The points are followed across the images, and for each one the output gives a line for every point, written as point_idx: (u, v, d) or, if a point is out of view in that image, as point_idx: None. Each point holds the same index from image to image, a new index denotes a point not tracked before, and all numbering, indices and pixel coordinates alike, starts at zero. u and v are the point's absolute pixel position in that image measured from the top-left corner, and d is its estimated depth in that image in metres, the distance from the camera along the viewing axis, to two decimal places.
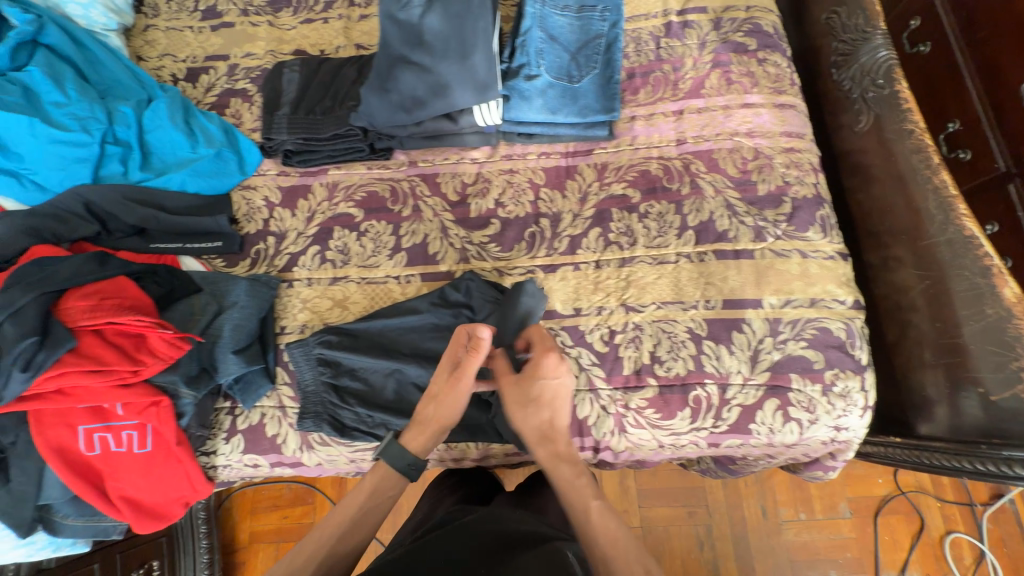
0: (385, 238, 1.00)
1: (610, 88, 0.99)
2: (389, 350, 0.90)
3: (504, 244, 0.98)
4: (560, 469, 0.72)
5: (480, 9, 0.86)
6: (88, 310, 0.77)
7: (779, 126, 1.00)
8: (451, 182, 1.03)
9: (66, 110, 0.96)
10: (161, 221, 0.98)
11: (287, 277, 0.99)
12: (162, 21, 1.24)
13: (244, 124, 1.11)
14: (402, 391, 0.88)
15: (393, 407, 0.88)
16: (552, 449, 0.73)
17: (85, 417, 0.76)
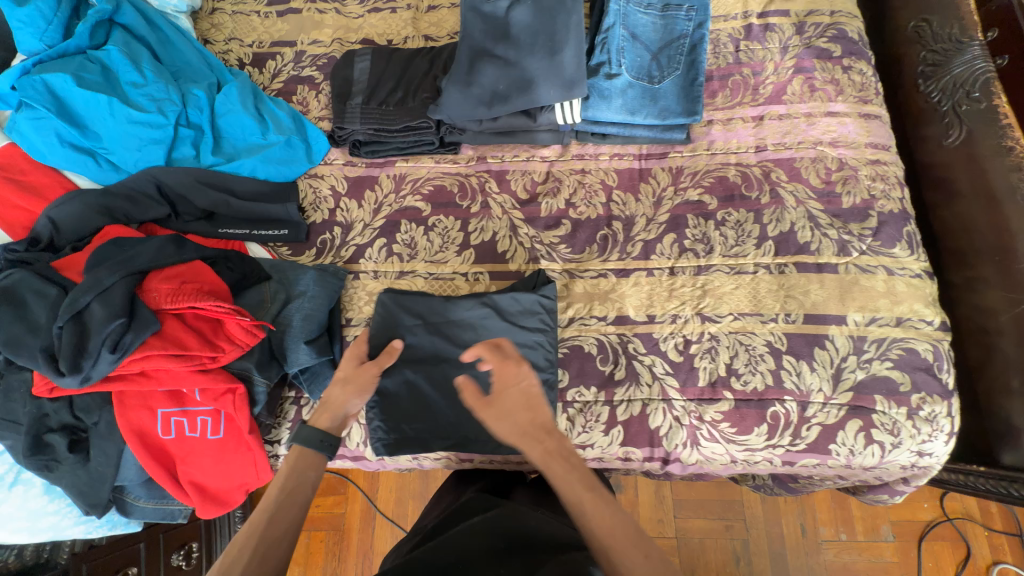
0: (453, 233, 0.98)
1: (693, 91, 0.95)
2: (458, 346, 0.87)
3: (575, 246, 0.96)
4: (554, 465, 0.66)
5: (571, 4, 0.84)
6: (170, 293, 0.77)
7: (865, 137, 0.97)
8: (521, 180, 1.01)
9: (143, 90, 0.96)
10: (232, 206, 0.98)
11: (353, 269, 0.98)
12: (228, 5, 1.23)
13: (311, 112, 1.10)
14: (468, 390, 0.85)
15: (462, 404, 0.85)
16: (541, 447, 0.68)
17: (164, 401, 0.75)
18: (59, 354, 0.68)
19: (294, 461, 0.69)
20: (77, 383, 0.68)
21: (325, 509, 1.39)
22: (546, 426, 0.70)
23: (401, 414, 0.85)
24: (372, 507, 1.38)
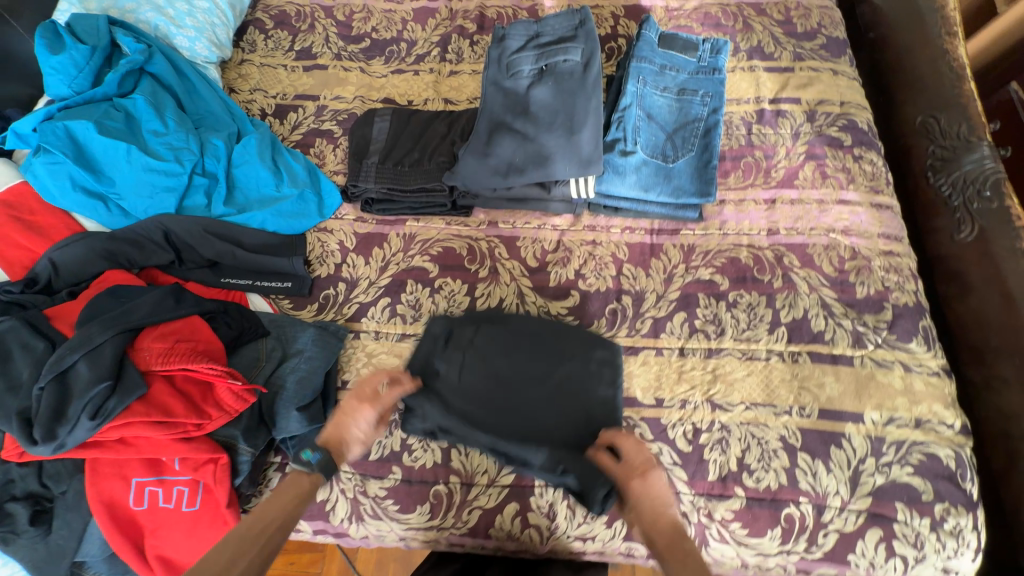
0: (459, 297, 0.97)
1: (707, 173, 0.96)
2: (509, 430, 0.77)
3: (583, 318, 0.94)
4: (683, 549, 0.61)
5: (592, 89, 0.86)
6: (162, 353, 0.73)
7: (877, 226, 0.97)
8: (531, 247, 1.00)
9: (163, 139, 0.97)
10: (237, 257, 0.97)
11: (354, 328, 0.95)
12: (257, 57, 1.28)
13: (327, 165, 1.11)
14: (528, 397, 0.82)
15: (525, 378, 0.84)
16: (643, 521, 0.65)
17: (141, 469, 0.71)
18: (36, 418, 0.64)
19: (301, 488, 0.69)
20: (50, 450, 0.64)
21: (301, 568, 1.28)
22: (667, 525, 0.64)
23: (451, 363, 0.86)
24: (351, 569, 1.27)
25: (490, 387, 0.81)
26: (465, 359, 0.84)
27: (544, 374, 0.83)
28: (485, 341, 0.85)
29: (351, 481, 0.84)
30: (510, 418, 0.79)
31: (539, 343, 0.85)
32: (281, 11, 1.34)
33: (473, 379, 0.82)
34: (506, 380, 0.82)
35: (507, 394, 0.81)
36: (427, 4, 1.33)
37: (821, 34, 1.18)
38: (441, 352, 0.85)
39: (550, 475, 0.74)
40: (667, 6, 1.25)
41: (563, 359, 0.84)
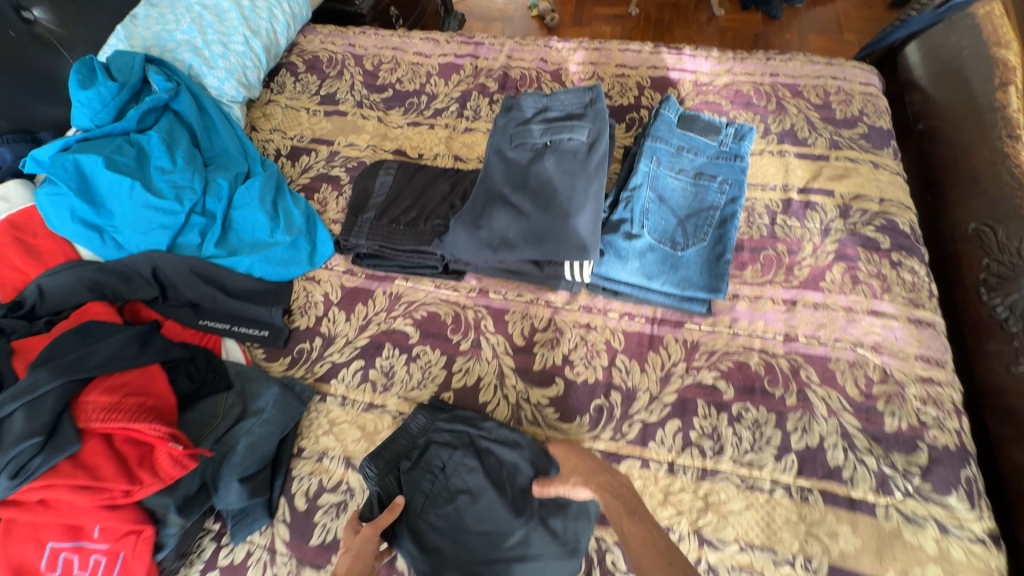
0: (435, 369, 0.90)
1: (718, 267, 0.88)
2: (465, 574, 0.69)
3: (565, 411, 0.85)
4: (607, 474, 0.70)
5: (594, 171, 0.81)
6: (105, 408, 0.70)
7: (915, 346, 0.85)
8: (520, 323, 0.94)
9: (168, 177, 0.98)
10: (219, 301, 0.95)
11: (321, 389, 0.90)
12: (283, 99, 1.31)
13: (327, 213, 1.10)
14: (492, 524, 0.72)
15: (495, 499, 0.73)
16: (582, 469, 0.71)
17: (59, 533, 0.66)
18: None
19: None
20: None
21: None
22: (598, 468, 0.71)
23: (424, 459, 0.78)
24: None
25: (446, 530, 0.72)
26: (432, 486, 0.75)
27: (508, 531, 0.71)
28: (457, 471, 0.76)
29: (286, 566, 0.76)
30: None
31: (512, 491, 0.74)
32: (314, 57, 1.39)
33: (430, 514, 0.73)
34: (465, 528, 0.72)
35: (462, 544, 0.71)
36: (454, 60, 1.34)
37: (863, 122, 1.10)
38: (413, 464, 0.78)
39: None
40: (697, 80, 1.20)
41: (535, 513, 0.72)
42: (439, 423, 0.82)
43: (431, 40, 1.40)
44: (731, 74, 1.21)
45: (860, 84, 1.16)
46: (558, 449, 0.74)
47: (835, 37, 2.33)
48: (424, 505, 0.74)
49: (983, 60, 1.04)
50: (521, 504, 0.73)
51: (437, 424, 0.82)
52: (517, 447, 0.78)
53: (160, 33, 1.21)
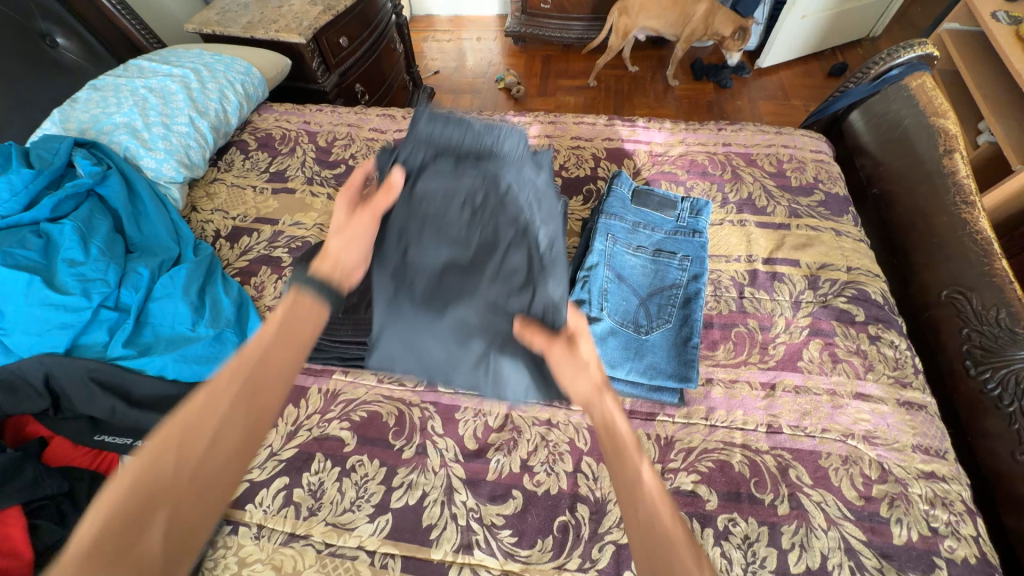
0: (372, 485, 0.77)
1: (687, 352, 0.80)
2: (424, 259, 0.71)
3: (524, 535, 0.71)
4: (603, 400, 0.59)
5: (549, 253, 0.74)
6: None
7: (910, 435, 0.76)
8: (472, 422, 0.83)
9: (77, 269, 0.87)
10: (118, 413, 0.82)
11: (234, 517, 0.75)
12: (229, 177, 1.27)
13: (263, 298, 1.00)
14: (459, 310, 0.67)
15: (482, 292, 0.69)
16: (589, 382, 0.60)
17: None
18: None
19: (288, 309, 0.61)
20: None
21: None
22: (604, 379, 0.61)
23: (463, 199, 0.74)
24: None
25: (433, 216, 0.73)
26: (450, 223, 0.73)
27: (463, 319, 0.67)
28: (478, 232, 0.72)
29: None
30: (412, 264, 0.71)
31: (499, 295, 0.69)
32: (267, 135, 1.37)
33: (429, 192, 0.74)
34: (438, 283, 0.70)
35: (431, 276, 0.70)
36: None
37: (819, 189, 1.09)
38: (456, 174, 0.75)
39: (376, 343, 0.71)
40: (652, 151, 1.20)
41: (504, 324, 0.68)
42: (521, 159, 0.77)
43: (387, 116, 1.40)
44: (685, 144, 1.21)
45: (811, 151, 1.17)
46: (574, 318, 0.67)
47: (783, 104, 2.48)
48: (438, 201, 0.74)
49: (926, 129, 1.06)
50: (491, 318, 0.68)
51: (517, 143, 0.77)
52: (540, 282, 0.70)
53: (98, 116, 1.16)
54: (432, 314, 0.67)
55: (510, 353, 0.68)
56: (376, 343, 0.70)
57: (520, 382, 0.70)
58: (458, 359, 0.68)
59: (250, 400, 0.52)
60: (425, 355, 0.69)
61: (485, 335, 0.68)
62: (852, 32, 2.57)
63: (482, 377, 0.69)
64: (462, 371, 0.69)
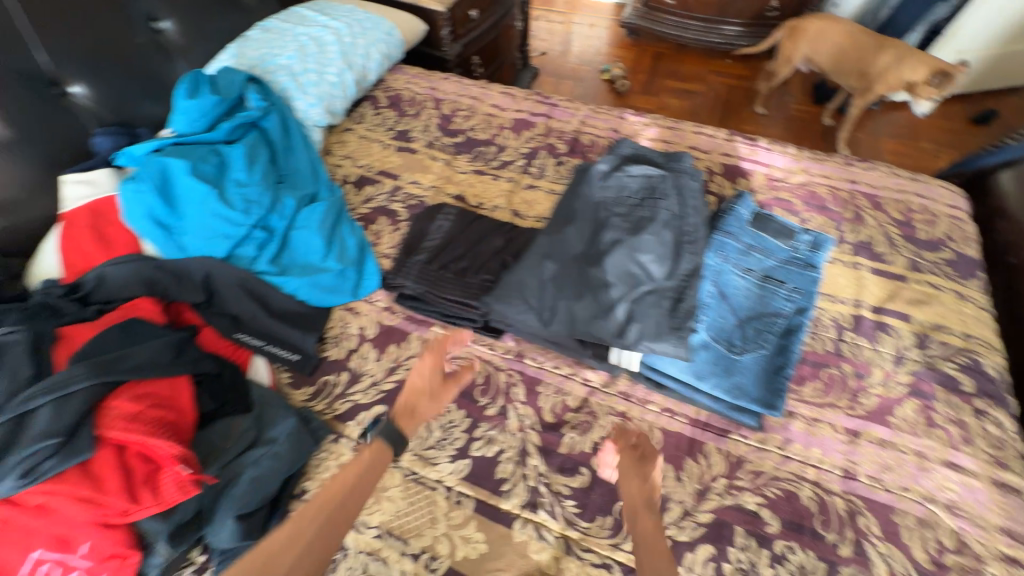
0: (457, 432, 0.85)
1: (776, 381, 0.81)
2: (592, 217, 0.80)
3: (586, 509, 0.77)
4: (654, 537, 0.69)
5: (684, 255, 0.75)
6: (126, 417, 0.68)
7: (998, 516, 0.74)
8: (552, 398, 0.88)
9: (242, 190, 1.02)
10: (258, 318, 0.95)
11: (338, 429, 0.86)
12: (360, 129, 1.39)
13: (380, 245, 1.11)
14: (608, 261, 0.74)
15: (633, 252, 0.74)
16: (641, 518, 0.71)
17: (44, 545, 0.62)
18: None
19: (369, 457, 0.75)
20: None
21: None
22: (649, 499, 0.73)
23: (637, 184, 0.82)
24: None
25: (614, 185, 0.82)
26: (621, 198, 0.81)
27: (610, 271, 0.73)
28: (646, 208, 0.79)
29: None
30: (577, 222, 0.80)
31: (647, 258, 0.74)
32: (397, 95, 1.47)
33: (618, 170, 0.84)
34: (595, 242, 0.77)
35: (595, 229, 0.78)
36: (528, 117, 1.38)
37: (948, 247, 1.03)
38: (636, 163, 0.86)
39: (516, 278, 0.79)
40: (770, 174, 1.18)
41: (645, 284, 0.72)
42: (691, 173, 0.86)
43: (509, 95, 1.46)
44: (806, 173, 1.18)
45: (947, 205, 1.10)
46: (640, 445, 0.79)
47: (911, 144, 2.28)
48: (616, 182, 0.82)
49: None
50: (633, 273, 0.73)
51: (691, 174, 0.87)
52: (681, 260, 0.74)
53: (265, 55, 1.30)
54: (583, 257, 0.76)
55: (638, 308, 0.71)
56: (519, 272, 0.78)
57: (635, 337, 0.70)
58: (589, 299, 0.73)
59: (326, 534, 0.66)
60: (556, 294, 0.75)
61: (624, 285, 0.73)
62: (1014, 76, 2.30)
63: (603, 319, 0.71)
64: (584, 311, 0.73)
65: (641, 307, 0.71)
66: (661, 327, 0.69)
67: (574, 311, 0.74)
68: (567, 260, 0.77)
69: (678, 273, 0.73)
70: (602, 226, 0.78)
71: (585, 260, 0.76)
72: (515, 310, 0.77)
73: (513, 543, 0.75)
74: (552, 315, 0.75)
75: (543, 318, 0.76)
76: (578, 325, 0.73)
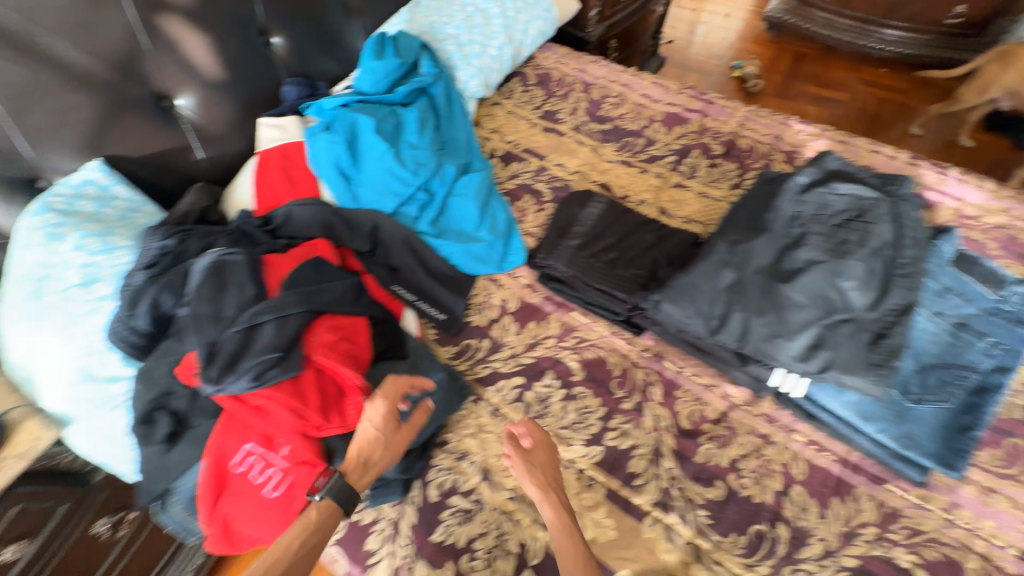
0: (591, 418, 0.87)
1: (959, 440, 0.75)
2: (784, 233, 0.77)
3: (720, 523, 0.76)
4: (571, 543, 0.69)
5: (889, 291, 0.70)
6: (325, 345, 0.78)
7: None
8: (690, 404, 0.88)
9: (414, 153, 1.08)
10: (416, 275, 1.02)
11: (478, 391, 0.92)
12: (508, 104, 1.41)
13: (525, 223, 1.13)
14: (797, 283, 0.72)
15: (829, 279, 0.72)
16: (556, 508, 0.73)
17: (256, 439, 0.73)
18: (222, 351, 0.73)
19: (320, 516, 0.67)
20: (211, 389, 0.71)
21: None
22: (558, 485, 0.77)
23: (839, 208, 0.78)
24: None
25: (813, 205, 0.79)
26: (819, 220, 0.78)
27: (798, 293, 0.72)
28: (847, 235, 0.75)
29: (406, 546, 0.78)
30: (768, 236, 0.77)
31: (847, 287, 0.71)
32: (546, 74, 1.48)
33: (821, 189, 0.80)
34: (783, 260, 0.75)
35: (787, 246, 0.76)
36: (682, 112, 1.33)
37: None
38: (842, 184, 0.81)
39: (689, 281, 0.77)
40: (961, 209, 1.05)
41: (836, 314, 0.70)
42: (904, 203, 0.80)
43: (661, 86, 1.41)
44: (1008, 214, 1.04)
45: None
46: (543, 440, 0.80)
47: None
48: (816, 204, 0.79)
49: None
50: (827, 298, 0.71)
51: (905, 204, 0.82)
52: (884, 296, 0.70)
53: (435, 22, 1.35)
54: (771, 272, 0.74)
55: (828, 337, 0.69)
56: (694, 274, 0.77)
57: (818, 364, 0.68)
58: (774, 316, 0.71)
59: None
60: (732, 306, 0.74)
61: (816, 309, 0.70)
62: None
63: (786, 340, 0.70)
64: (762, 328, 0.72)
65: (831, 336, 0.69)
66: (851, 362, 0.67)
67: (750, 326, 0.73)
68: (751, 272, 0.75)
69: (879, 307, 0.69)
70: (793, 245, 0.76)
71: (772, 276, 0.74)
72: (684, 312, 0.77)
73: (643, 537, 0.75)
74: (723, 324, 0.75)
75: (711, 326, 0.75)
76: (752, 340, 0.72)
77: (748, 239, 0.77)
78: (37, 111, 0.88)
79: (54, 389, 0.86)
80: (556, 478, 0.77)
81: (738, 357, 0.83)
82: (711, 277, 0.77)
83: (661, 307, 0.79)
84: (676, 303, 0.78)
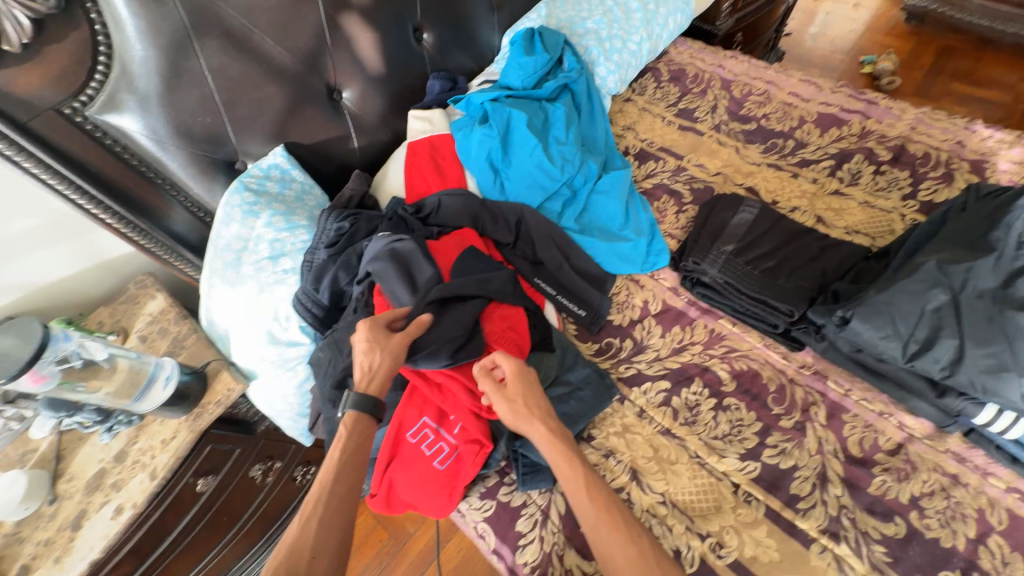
0: (746, 432, 0.84)
1: None
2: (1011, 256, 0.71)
3: (901, 563, 0.70)
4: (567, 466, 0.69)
5: None
6: (494, 334, 0.85)
7: None
8: (859, 430, 0.82)
9: (562, 148, 1.09)
10: (560, 271, 1.03)
11: (623, 391, 0.91)
12: (641, 101, 1.38)
13: (665, 224, 1.11)
14: None
15: None
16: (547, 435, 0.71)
17: (431, 413, 0.81)
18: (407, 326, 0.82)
19: (347, 429, 0.69)
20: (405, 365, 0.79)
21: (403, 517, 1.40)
22: (543, 409, 0.74)
23: None
24: (434, 552, 1.33)
25: None
26: None
27: None
28: None
29: (557, 534, 0.79)
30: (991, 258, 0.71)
31: None
32: (680, 70, 1.42)
33: None
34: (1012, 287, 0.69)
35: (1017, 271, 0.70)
36: (839, 112, 1.23)
37: None
38: None
39: (887, 300, 0.73)
40: None
41: None
42: None
43: (812, 83, 1.31)
44: None
45: None
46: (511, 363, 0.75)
47: None
48: None
49: None
50: None
51: None
52: None
53: (575, 17, 1.34)
54: (999, 299, 0.69)
55: None
56: (892, 292, 0.73)
57: None
58: (1001, 348, 0.67)
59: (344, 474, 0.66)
60: (940, 332, 0.70)
61: None
62: None
63: (1016, 376, 0.65)
64: (985, 361, 0.67)
65: None
66: None
67: (968, 357, 0.68)
68: (970, 298, 0.70)
69: None
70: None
71: (996, 304, 0.69)
72: (879, 332, 0.73)
73: (810, 565, 0.71)
74: (929, 351, 0.70)
75: (910, 351, 0.71)
76: (969, 372, 0.68)
77: (963, 260, 0.72)
78: (243, 101, 0.97)
79: (248, 347, 0.98)
80: (537, 399, 0.74)
81: (933, 386, 0.77)
82: (915, 299, 0.72)
83: (847, 324, 0.75)
84: (870, 321, 0.73)
